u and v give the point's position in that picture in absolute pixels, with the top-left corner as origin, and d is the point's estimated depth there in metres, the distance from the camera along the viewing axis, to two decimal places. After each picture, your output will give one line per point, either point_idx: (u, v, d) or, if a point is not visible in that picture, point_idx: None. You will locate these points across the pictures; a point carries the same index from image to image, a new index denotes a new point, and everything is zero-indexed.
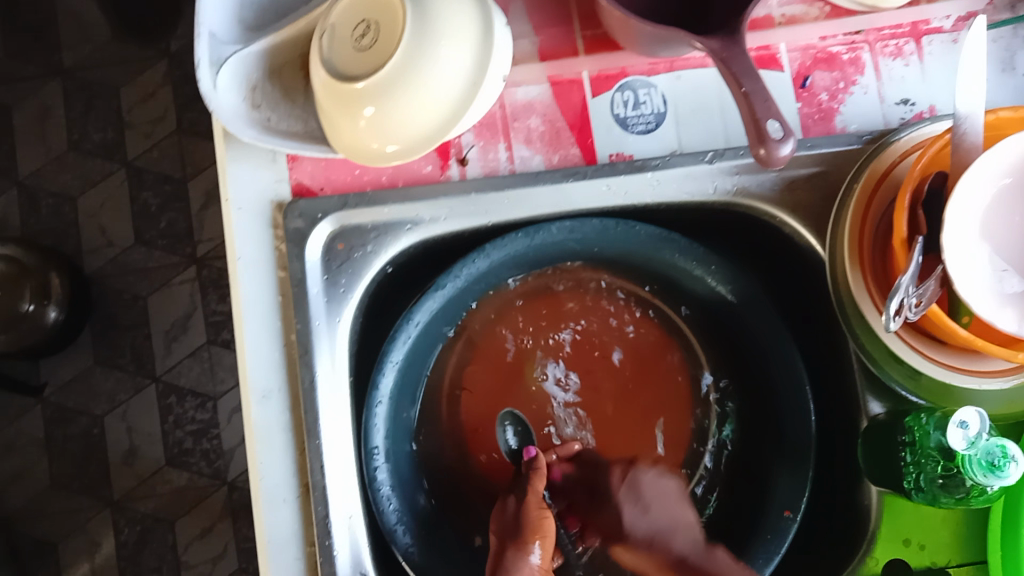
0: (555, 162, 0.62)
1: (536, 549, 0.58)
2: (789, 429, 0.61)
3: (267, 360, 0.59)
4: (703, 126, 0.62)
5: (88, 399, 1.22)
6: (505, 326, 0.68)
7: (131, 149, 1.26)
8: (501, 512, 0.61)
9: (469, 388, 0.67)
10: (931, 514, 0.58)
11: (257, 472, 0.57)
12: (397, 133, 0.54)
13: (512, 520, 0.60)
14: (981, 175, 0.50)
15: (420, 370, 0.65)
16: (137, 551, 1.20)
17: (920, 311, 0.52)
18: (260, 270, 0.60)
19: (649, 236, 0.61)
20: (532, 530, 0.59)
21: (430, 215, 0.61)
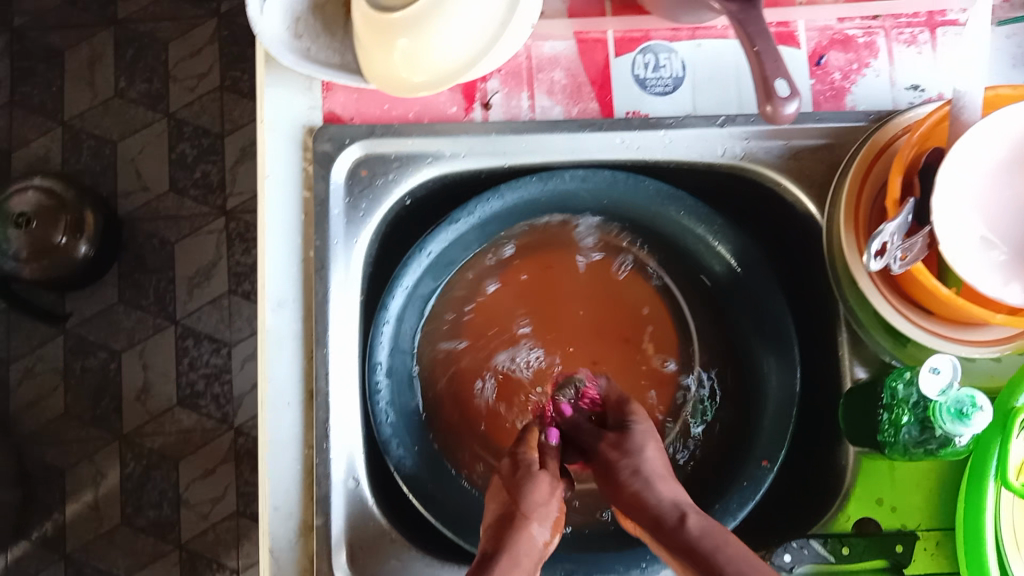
0: (574, 114, 0.65)
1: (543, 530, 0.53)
2: (777, 385, 0.64)
3: (285, 272, 0.62)
4: (718, 92, 0.66)
5: (108, 335, 1.26)
6: (515, 266, 0.71)
7: (174, 101, 1.30)
8: (516, 487, 0.55)
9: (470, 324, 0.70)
10: (905, 479, 0.60)
11: (265, 374, 0.61)
12: (427, 70, 0.58)
13: (534, 499, 0.54)
14: (976, 145, 0.53)
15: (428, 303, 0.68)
16: (140, 485, 1.23)
17: (903, 265, 0.54)
18: (287, 187, 0.63)
19: (657, 193, 0.65)
20: (540, 513, 0.54)
21: (451, 151, 0.65)
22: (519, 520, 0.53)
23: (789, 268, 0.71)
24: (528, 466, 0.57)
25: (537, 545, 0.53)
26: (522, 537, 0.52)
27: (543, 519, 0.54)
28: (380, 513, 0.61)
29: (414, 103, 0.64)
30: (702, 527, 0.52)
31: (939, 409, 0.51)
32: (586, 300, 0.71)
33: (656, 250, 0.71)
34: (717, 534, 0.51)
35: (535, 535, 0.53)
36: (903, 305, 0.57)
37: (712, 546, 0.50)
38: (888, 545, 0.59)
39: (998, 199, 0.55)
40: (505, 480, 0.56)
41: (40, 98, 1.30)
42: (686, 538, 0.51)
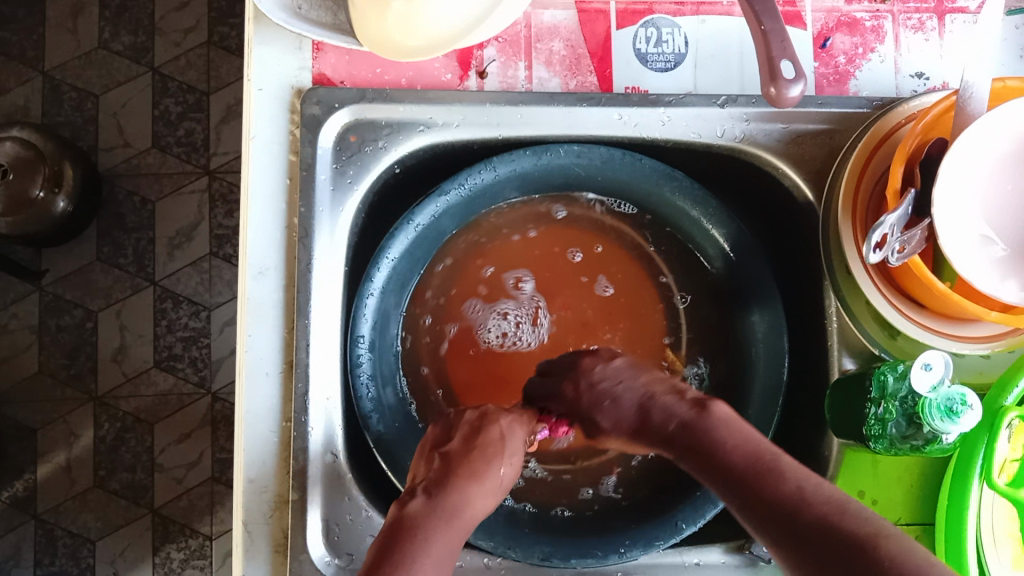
0: (572, 87, 0.63)
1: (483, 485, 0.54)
2: (763, 374, 0.63)
3: (268, 238, 0.60)
4: (721, 71, 0.64)
5: (85, 293, 1.24)
6: (563, 246, 0.71)
7: (160, 55, 1.27)
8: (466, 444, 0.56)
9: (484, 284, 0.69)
10: (887, 472, 0.59)
11: (244, 343, 0.59)
12: (423, 34, 0.56)
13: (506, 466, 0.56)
14: (978, 141, 0.52)
15: (417, 273, 0.67)
16: (114, 447, 1.22)
17: (901, 259, 0.53)
18: (273, 150, 0.61)
19: (653, 171, 0.63)
20: (509, 454, 0.56)
21: (443, 120, 0.63)
22: (471, 478, 0.54)
23: (789, 267, 0.70)
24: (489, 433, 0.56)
25: (485, 502, 0.54)
26: (472, 491, 0.53)
27: (493, 468, 0.55)
28: (358, 490, 0.59)
29: (406, 68, 0.62)
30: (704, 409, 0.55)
31: (928, 406, 0.51)
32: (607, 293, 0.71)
33: (667, 244, 0.70)
34: (732, 421, 0.53)
35: (484, 492, 0.54)
36: (894, 297, 0.56)
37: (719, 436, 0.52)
38: None
39: (1001, 195, 0.54)
40: (466, 437, 0.56)
41: (19, 46, 1.25)
42: (695, 432, 0.53)
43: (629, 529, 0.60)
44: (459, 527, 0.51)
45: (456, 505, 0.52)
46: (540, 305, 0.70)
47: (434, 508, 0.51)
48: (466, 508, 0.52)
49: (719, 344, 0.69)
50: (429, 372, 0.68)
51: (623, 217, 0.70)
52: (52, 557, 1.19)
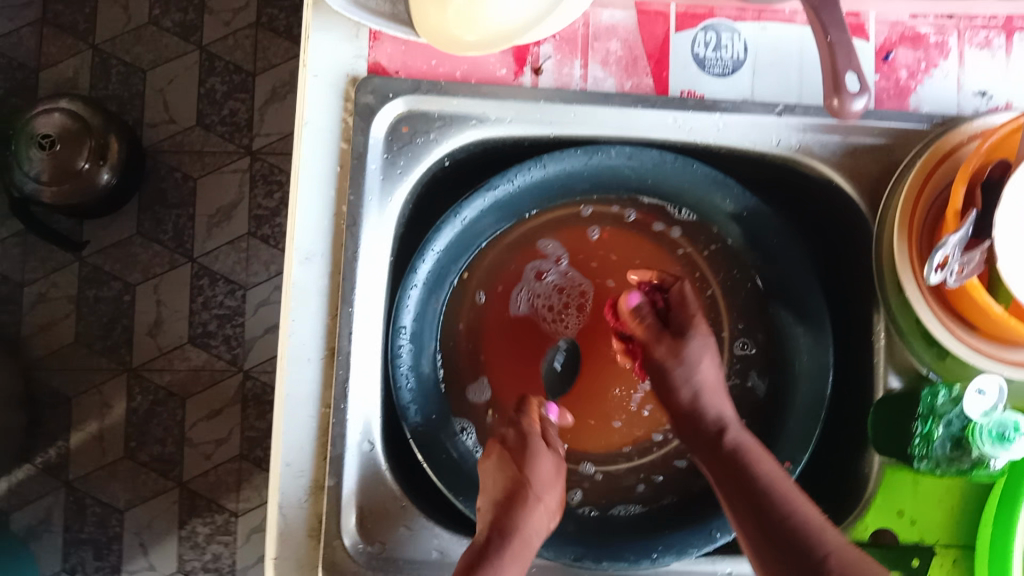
0: (627, 88, 0.63)
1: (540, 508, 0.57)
2: (806, 389, 0.62)
3: (316, 225, 0.60)
4: (779, 79, 0.63)
5: (124, 266, 1.25)
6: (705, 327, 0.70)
7: (208, 34, 1.28)
8: (527, 458, 0.58)
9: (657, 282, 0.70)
10: (928, 491, 0.58)
11: (286, 328, 0.59)
12: (484, 31, 0.56)
13: (540, 471, 0.58)
14: None
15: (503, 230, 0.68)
16: (145, 420, 1.23)
17: (959, 280, 0.52)
18: (324, 137, 0.61)
19: (704, 177, 0.62)
20: (547, 489, 0.58)
21: (496, 115, 0.63)
22: (527, 498, 0.56)
23: (840, 302, 0.68)
24: (535, 443, 0.59)
25: (539, 518, 0.57)
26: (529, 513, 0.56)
27: (542, 491, 0.58)
28: (392, 479, 0.60)
29: (461, 61, 0.62)
30: (739, 442, 0.58)
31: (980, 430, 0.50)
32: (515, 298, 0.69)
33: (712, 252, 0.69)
34: (751, 455, 0.57)
35: (539, 510, 0.57)
36: (945, 316, 0.55)
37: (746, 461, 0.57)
38: (906, 558, 0.57)
39: None
40: (512, 453, 0.59)
41: (72, 18, 1.27)
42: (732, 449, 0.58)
43: (658, 535, 0.59)
44: (528, 548, 0.55)
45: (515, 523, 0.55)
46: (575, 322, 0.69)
47: (501, 531, 0.55)
48: (529, 529, 0.56)
49: (767, 364, 0.68)
50: (640, 259, 0.70)
51: (673, 223, 0.69)
52: (80, 523, 1.21)
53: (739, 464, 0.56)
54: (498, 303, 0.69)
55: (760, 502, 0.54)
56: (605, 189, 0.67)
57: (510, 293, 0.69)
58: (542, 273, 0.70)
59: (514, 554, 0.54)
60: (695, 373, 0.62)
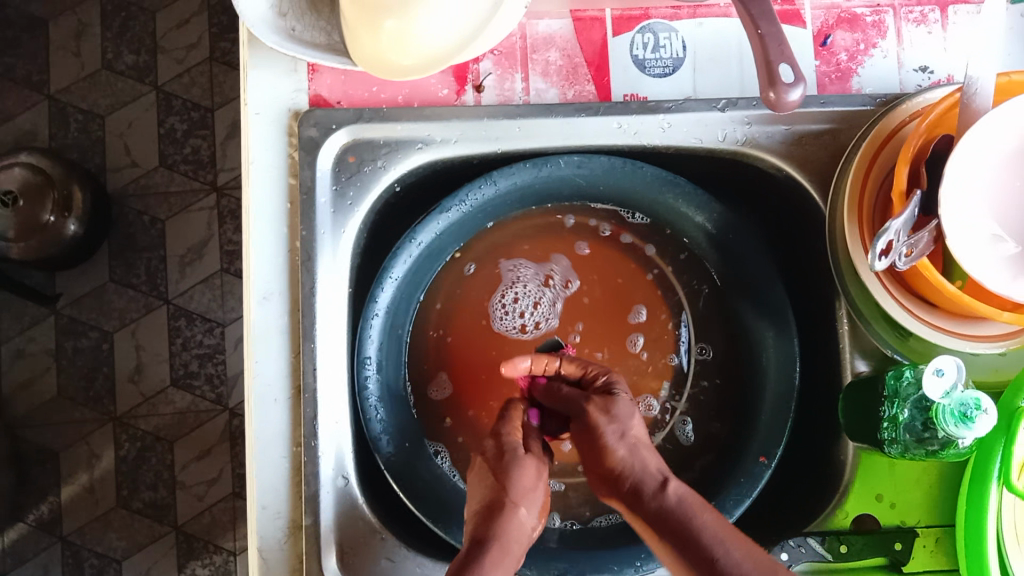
0: (570, 97, 0.63)
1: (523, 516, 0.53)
2: (775, 380, 0.62)
3: (271, 264, 0.60)
4: (720, 75, 0.63)
5: (100, 314, 1.25)
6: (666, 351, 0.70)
7: (163, 74, 1.27)
8: (506, 471, 0.55)
9: (623, 301, 0.70)
10: (904, 474, 0.58)
11: (250, 370, 0.59)
12: (416, 53, 0.56)
13: (522, 482, 0.55)
14: (984, 137, 0.51)
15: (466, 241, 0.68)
16: (135, 467, 1.22)
17: (908, 262, 0.51)
18: (272, 174, 0.61)
19: (654, 178, 0.62)
20: (529, 498, 0.54)
21: (441, 136, 0.63)
22: (505, 507, 0.53)
23: (801, 289, 0.68)
24: (515, 451, 0.56)
25: (522, 527, 0.53)
26: (512, 522, 0.53)
27: (524, 500, 0.54)
28: (371, 511, 0.60)
29: (403, 85, 0.62)
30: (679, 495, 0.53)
31: (942, 412, 0.49)
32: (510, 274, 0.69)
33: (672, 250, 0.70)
34: (692, 507, 0.52)
35: (523, 518, 0.53)
36: (904, 297, 0.55)
37: (685, 515, 0.51)
38: (889, 543, 0.57)
39: (1006, 192, 0.53)
40: (490, 465, 0.56)
41: (25, 70, 1.26)
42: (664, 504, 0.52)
43: (643, 541, 0.59)
44: (511, 555, 0.51)
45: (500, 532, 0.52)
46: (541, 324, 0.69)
47: (482, 538, 0.51)
48: (510, 537, 0.52)
49: (735, 357, 0.68)
50: (622, 279, 0.71)
51: (627, 225, 0.70)
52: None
53: (681, 520, 0.51)
54: (465, 317, 0.69)
55: (711, 558, 0.49)
56: (559, 200, 0.67)
57: (473, 310, 0.69)
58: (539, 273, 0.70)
59: (498, 561, 0.50)
60: (628, 428, 0.56)
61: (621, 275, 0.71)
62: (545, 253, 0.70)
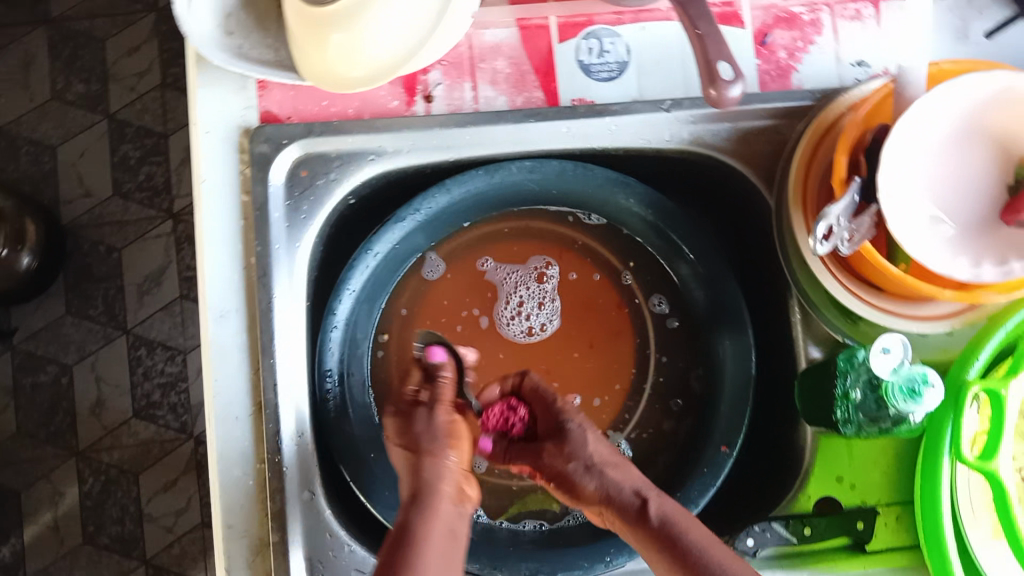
0: (518, 104, 0.64)
1: (452, 455, 0.54)
2: (731, 367, 0.63)
3: (226, 282, 0.60)
4: (664, 75, 0.64)
5: (58, 348, 1.22)
6: None
7: (114, 102, 1.26)
8: (406, 425, 0.55)
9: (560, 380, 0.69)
10: (863, 456, 0.59)
11: (211, 389, 0.58)
12: (377, 52, 0.56)
13: (419, 430, 0.55)
14: (916, 122, 0.52)
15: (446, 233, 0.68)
16: (100, 502, 1.20)
17: (852, 245, 0.54)
18: (224, 192, 0.61)
19: (605, 180, 0.64)
20: (443, 445, 0.54)
21: (393, 147, 0.63)
22: (423, 457, 0.53)
23: (751, 282, 0.70)
24: (416, 411, 0.56)
25: (450, 467, 0.53)
26: (431, 467, 0.52)
27: (449, 444, 0.54)
28: (338, 523, 0.59)
29: (352, 98, 0.62)
30: (663, 516, 0.54)
31: (890, 387, 0.51)
32: (627, 341, 0.71)
33: (626, 251, 0.71)
34: (680, 525, 0.53)
35: (448, 466, 0.53)
36: (852, 284, 0.56)
37: (676, 534, 0.53)
38: (850, 523, 0.58)
39: (943, 178, 0.55)
40: (394, 426, 0.56)
41: None
42: (651, 526, 0.54)
43: (612, 537, 0.60)
44: (442, 500, 0.51)
45: (427, 490, 0.51)
46: (542, 278, 0.71)
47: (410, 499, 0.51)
48: (438, 481, 0.52)
49: (688, 354, 0.70)
50: (609, 367, 0.70)
51: (586, 228, 0.71)
52: None
53: (669, 539, 0.53)
54: (442, 290, 0.70)
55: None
56: (514, 206, 0.69)
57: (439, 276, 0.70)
58: (504, 318, 0.70)
59: (426, 514, 0.50)
60: (591, 458, 0.58)
61: (598, 410, 0.69)
62: (563, 347, 0.70)
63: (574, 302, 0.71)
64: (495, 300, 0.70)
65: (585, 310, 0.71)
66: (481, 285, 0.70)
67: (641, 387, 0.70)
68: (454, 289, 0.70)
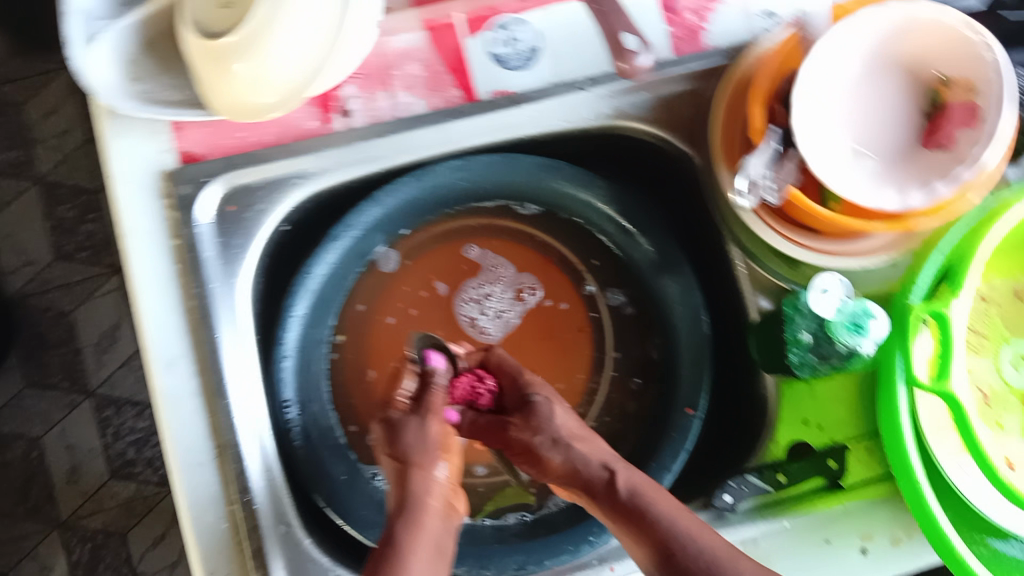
0: (437, 105, 0.63)
1: (442, 466, 0.57)
2: (683, 329, 0.64)
3: (169, 329, 0.59)
4: (579, 58, 0.64)
5: (23, 422, 1.20)
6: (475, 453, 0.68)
7: (40, 164, 1.23)
8: (393, 437, 0.57)
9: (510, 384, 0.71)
10: (825, 395, 0.61)
11: (169, 438, 0.58)
12: (295, 61, 0.55)
13: (408, 442, 0.57)
14: (824, 62, 0.53)
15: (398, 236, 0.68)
16: (91, 569, 1.18)
17: (781, 196, 0.53)
18: (154, 239, 0.60)
19: (534, 166, 0.64)
20: (430, 457, 0.57)
21: (316, 167, 0.62)
22: (412, 469, 0.55)
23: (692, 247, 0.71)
24: (398, 420, 0.58)
25: (437, 482, 0.56)
26: (418, 479, 0.55)
27: (437, 455, 0.57)
28: (319, 551, 0.59)
29: (269, 125, 0.61)
30: (630, 487, 0.55)
31: (837, 326, 0.51)
32: (583, 349, 0.72)
33: (567, 234, 0.71)
34: (648, 496, 0.54)
35: (433, 476, 0.56)
36: (786, 229, 0.57)
37: (644, 504, 0.54)
38: (823, 462, 0.59)
39: (859, 113, 0.55)
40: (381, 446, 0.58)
41: None
42: (620, 500, 0.54)
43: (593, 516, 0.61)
44: (427, 513, 0.53)
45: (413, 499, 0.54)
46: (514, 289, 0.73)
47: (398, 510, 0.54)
48: (425, 494, 0.54)
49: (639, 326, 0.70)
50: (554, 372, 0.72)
51: (524, 217, 0.71)
52: None
53: (637, 510, 0.53)
54: (403, 278, 0.71)
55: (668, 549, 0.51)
56: (449, 208, 0.68)
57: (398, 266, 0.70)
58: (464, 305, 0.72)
59: (414, 522, 0.52)
60: (558, 433, 0.59)
61: None
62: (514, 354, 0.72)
63: (536, 332, 0.73)
64: (467, 276, 0.72)
65: (543, 339, 0.73)
66: (455, 262, 0.72)
67: (599, 369, 0.71)
68: (414, 275, 0.71)
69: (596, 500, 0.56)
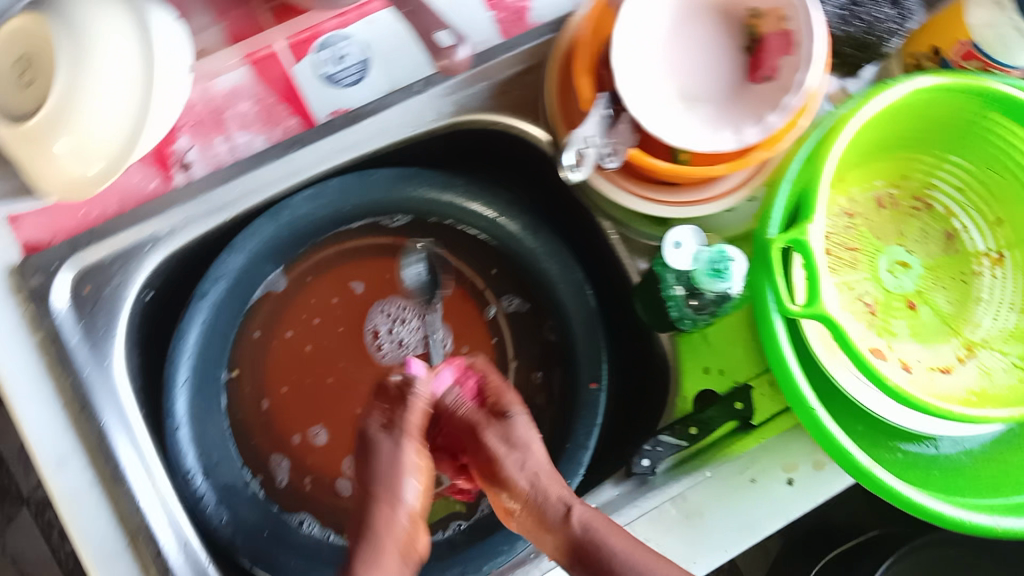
0: (276, 138, 0.62)
1: (414, 484, 0.53)
2: (571, 304, 0.64)
3: (50, 427, 0.56)
4: (410, 60, 0.62)
5: None
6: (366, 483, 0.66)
7: None
8: (366, 459, 0.54)
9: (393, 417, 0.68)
10: (720, 339, 0.62)
11: (76, 540, 0.56)
12: (114, 121, 0.52)
13: (381, 461, 0.53)
14: (635, 19, 0.54)
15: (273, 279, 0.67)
16: None
17: (616, 158, 0.54)
18: (14, 339, 0.57)
19: (390, 178, 0.64)
20: (408, 469, 0.53)
21: (167, 228, 0.61)
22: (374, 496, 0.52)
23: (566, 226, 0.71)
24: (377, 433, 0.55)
25: (405, 508, 0.52)
26: (381, 505, 0.52)
27: (410, 472, 0.53)
28: None
29: (108, 196, 0.59)
30: (584, 522, 0.52)
31: (699, 275, 0.54)
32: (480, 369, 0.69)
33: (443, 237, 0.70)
34: (601, 530, 0.52)
35: (406, 489, 0.53)
36: (641, 189, 0.57)
37: (597, 542, 0.51)
38: (731, 405, 0.59)
39: (684, 61, 0.56)
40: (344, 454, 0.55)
41: None
42: (573, 535, 0.52)
43: None
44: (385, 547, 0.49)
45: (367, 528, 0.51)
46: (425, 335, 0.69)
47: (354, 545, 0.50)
48: (384, 527, 0.51)
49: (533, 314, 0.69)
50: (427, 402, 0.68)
51: (394, 230, 0.68)
52: None
53: (591, 550, 0.51)
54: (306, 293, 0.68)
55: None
56: (317, 237, 0.67)
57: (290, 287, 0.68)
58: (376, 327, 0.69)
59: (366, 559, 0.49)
60: (532, 465, 0.55)
61: None
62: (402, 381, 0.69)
63: None
64: (387, 285, 0.69)
65: None
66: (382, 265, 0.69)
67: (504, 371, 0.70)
68: (310, 303, 0.68)
69: (550, 535, 0.54)
